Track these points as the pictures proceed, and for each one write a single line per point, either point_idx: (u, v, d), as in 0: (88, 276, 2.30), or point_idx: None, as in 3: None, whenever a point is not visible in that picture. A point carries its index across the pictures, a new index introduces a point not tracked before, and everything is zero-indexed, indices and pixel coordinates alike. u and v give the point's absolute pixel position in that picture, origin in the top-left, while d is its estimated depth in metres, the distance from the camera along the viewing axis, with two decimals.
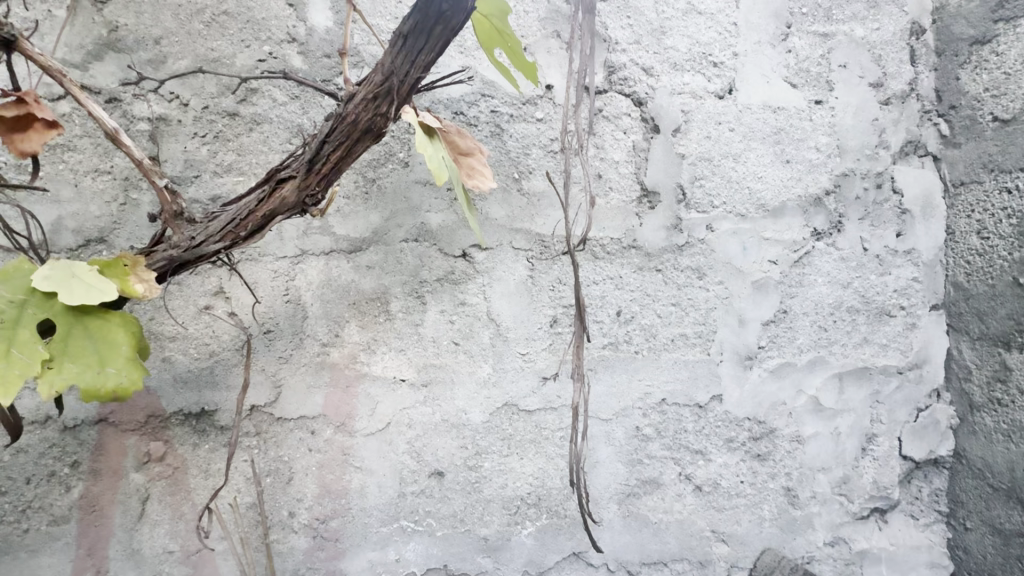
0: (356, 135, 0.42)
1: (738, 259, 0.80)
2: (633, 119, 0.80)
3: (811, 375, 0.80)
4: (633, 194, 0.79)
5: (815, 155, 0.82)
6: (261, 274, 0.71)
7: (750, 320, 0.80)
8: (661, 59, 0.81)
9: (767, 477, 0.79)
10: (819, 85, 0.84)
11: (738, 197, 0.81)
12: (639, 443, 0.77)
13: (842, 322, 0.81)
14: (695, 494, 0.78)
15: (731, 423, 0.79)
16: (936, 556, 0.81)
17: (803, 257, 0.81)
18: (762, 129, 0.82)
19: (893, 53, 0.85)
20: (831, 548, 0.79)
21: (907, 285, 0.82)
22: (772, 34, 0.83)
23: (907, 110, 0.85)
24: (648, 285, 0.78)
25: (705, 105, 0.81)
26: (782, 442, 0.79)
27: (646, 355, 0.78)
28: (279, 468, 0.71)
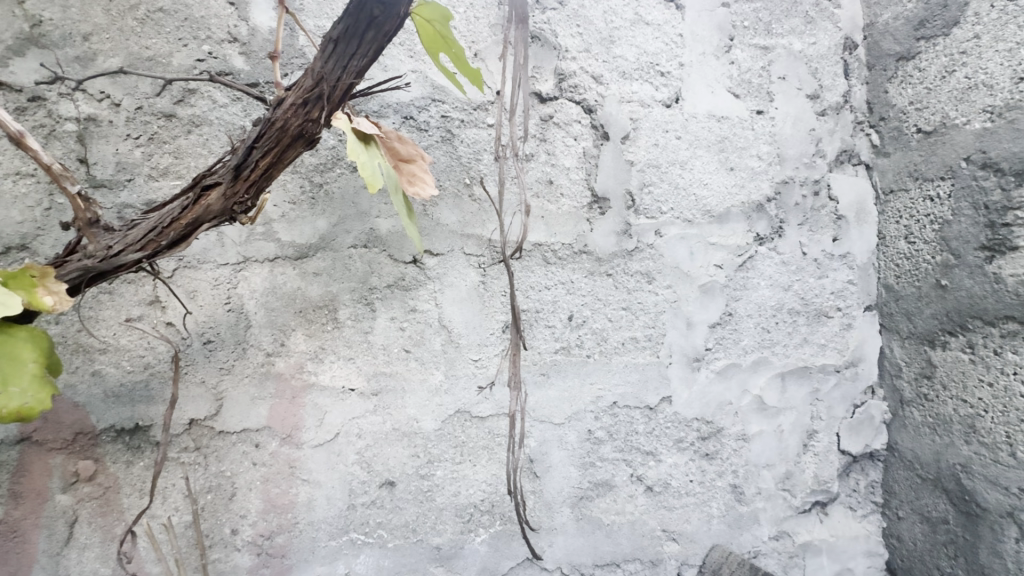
0: (286, 142, 0.41)
1: (685, 263, 0.82)
2: (583, 126, 0.81)
3: (755, 375, 0.83)
4: (584, 201, 0.81)
5: (757, 163, 0.86)
6: (201, 282, 0.68)
7: (698, 323, 0.82)
8: (610, 68, 0.83)
9: (715, 475, 0.81)
10: (761, 95, 0.87)
11: (685, 204, 0.83)
12: (592, 446, 0.78)
13: (784, 323, 0.84)
14: (646, 494, 0.79)
15: (681, 424, 0.81)
16: (874, 546, 0.85)
17: (747, 261, 0.84)
18: (707, 137, 0.85)
19: (828, 66, 0.89)
20: (775, 542, 0.82)
21: (843, 288, 0.86)
22: (715, 46, 0.87)
23: (842, 121, 0.89)
24: (599, 290, 0.80)
25: (653, 113, 0.83)
26: (729, 440, 0.82)
27: (598, 359, 0.79)
28: (221, 484, 0.68)
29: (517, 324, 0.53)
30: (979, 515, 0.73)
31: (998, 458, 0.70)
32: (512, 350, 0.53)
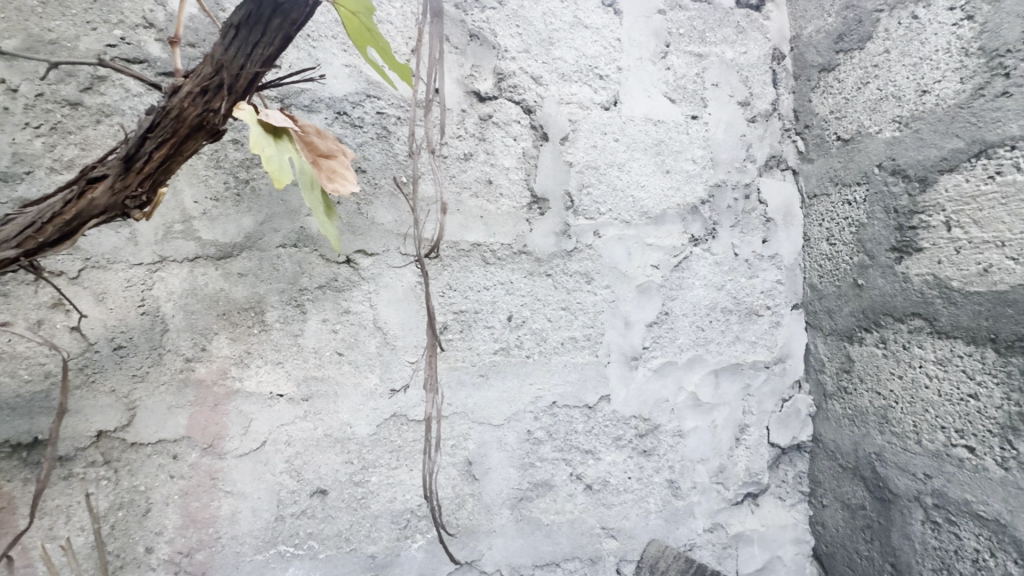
0: (183, 133, 0.38)
1: (623, 264, 0.84)
2: (522, 126, 0.81)
3: (690, 372, 0.85)
4: (523, 201, 0.81)
5: (691, 166, 0.88)
6: (111, 282, 0.64)
7: (635, 322, 0.83)
8: (550, 69, 0.83)
9: (652, 471, 0.83)
10: (695, 101, 0.90)
11: (623, 205, 0.84)
12: (531, 446, 0.78)
13: (717, 321, 0.87)
14: (586, 492, 0.80)
15: (619, 422, 0.82)
16: (801, 533, 0.89)
17: (682, 261, 0.86)
18: (644, 140, 0.87)
19: (757, 75, 0.93)
20: (709, 534, 0.85)
21: (772, 287, 0.90)
22: (652, 52, 0.89)
23: (771, 127, 0.93)
24: (538, 290, 0.80)
25: (592, 116, 0.85)
26: (665, 437, 0.84)
27: (537, 359, 0.79)
28: (134, 499, 0.63)
29: (433, 326, 0.52)
30: (890, 500, 0.75)
31: (906, 446, 0.73)
32: (427, 353, 0.52)
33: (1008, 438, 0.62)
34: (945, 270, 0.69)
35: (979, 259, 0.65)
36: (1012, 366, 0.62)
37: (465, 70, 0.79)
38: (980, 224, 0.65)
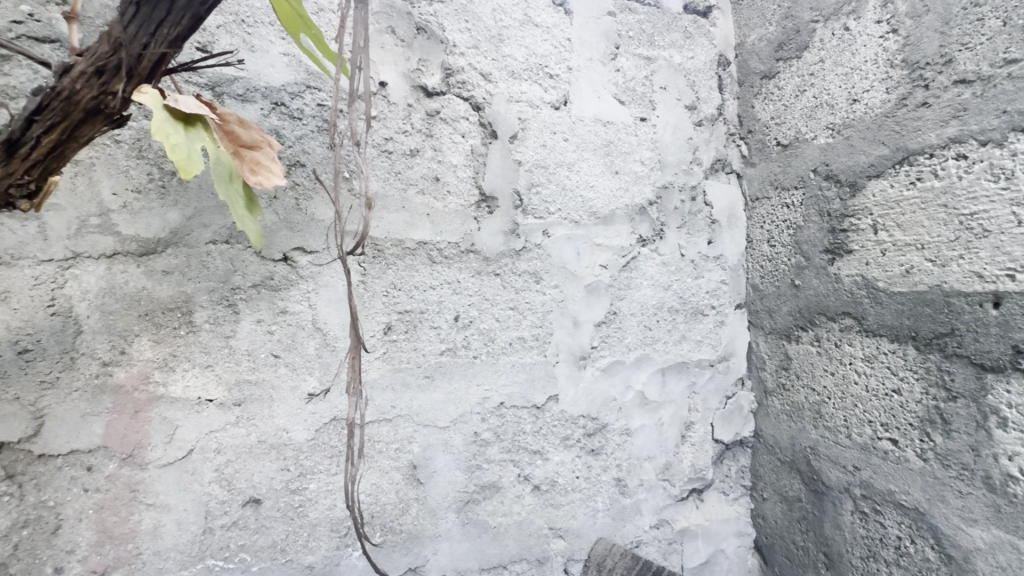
0: (76, 117, 0.36)
1: (572, 263, 0.84)
2: (470, 123, 0.80)
3: (637, 371, 0.86)
4: (471, 199, 0.79)
5: (640, 167, 0.90)
6: (16, 280, 0.58)
7: (584, 321, 0.84)
8: (499, 67, 0.82)
9: (600, 470, 0.83)
10: (644, 103, 0.91)
11: (572, 205, 0.84)
12: (478, 448, 0.77)
13: (664, 321, 0.88)
14: (533, 493, 0.79)
15: (567, 422, 0.82)
16: (743, 526, 0.92)
17: (630, 261, 0.87)
18: (594, 140, 0.87)
19: (704, 80, 0.96)
20: (656, 530, 0.86)
21: (717, 287, 0.93)
22: (602, 53, 0.90)
23: (717, 131, 0.96)
24: (486, 289, 0.79)
25: (542, 115, 0.84)
26: (613, 435, 0.84)
27: (485, 359, 0.78)
28: (41, 516, 0.58)
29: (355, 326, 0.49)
30: (824, 491, 0.78)
31: (838, 439, 0.76)
32: (351, 354, 0.50)
33: (927, 431, 0.64)
34: (872, 270, 0.71)
35: (902, 260, 0.66)
36: (930, 363, 0.63)
37: (411, 64, 0.77)
38: (903, 227, 0.67)
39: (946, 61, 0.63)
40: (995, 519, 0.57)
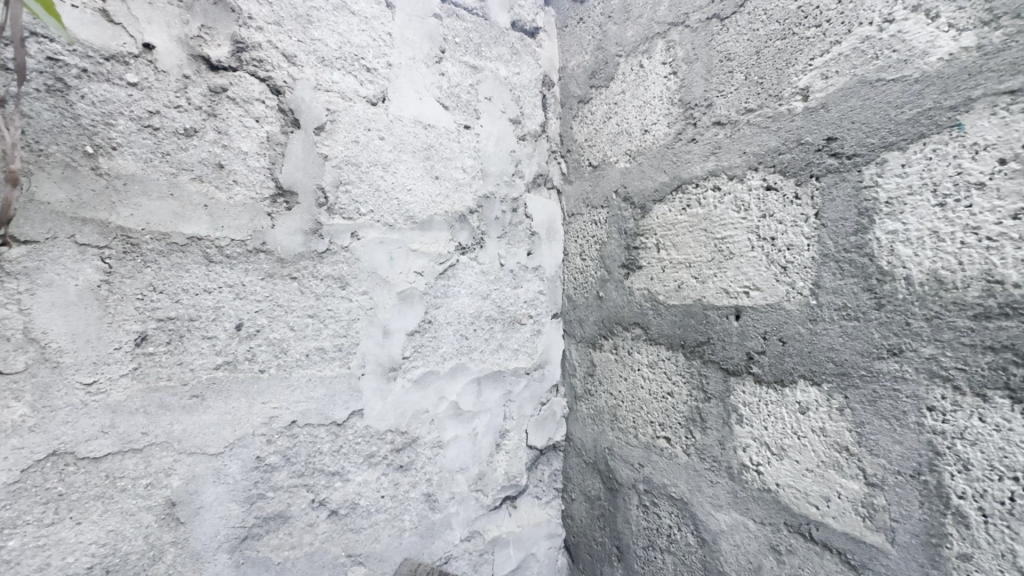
0: None
1: (383, 269, 0.79)
2: (267, 107, 0.71)
3: (451, 381, 0.85)
4: (266, 192, 0.71)
5: (461, 175, 0.89)
6: None
7: (394, 331, 0.79)
8: (307, 50, 0.75)
9: (408, 487, 0.79)
10: (468, 111, 0.91)
11: (386, 207, 0.80)
12: (261, 475, 0.67)
13: (481, 330, 0.89)
14: (329, 519, 0.72)
15: (372, 438, 0.76)
16: (553, 528, 0.96)
17: (448, 269, 0.86)
18: (413, 142, 0.84)
19: (528, 97, 1.00)
20: (466, 543, 0.85)
21: (534, 297, 0.96)
22: (426, 54, 0.87)
23: (539, 148, 1.01)
24: (279, 294, 0.70)
25: (355, 109, 0.78)
26: (423, 449, 0.81)
27: (274, 373, 0.69)
28: None
29: None
30: (617, 489, 0.85)
31: (628, 439, 0.83)
32: None
33: (690, 428, 0.71)
34: (655, 285, 0.78)
35: (675, 276, 0.74)
36: (694, 368, 0.71)
37: (190, 29, 0.66)
38: (677, 247, 0.75)
39: (708, 104, 0.71)
40: (734, 503, 0.65)
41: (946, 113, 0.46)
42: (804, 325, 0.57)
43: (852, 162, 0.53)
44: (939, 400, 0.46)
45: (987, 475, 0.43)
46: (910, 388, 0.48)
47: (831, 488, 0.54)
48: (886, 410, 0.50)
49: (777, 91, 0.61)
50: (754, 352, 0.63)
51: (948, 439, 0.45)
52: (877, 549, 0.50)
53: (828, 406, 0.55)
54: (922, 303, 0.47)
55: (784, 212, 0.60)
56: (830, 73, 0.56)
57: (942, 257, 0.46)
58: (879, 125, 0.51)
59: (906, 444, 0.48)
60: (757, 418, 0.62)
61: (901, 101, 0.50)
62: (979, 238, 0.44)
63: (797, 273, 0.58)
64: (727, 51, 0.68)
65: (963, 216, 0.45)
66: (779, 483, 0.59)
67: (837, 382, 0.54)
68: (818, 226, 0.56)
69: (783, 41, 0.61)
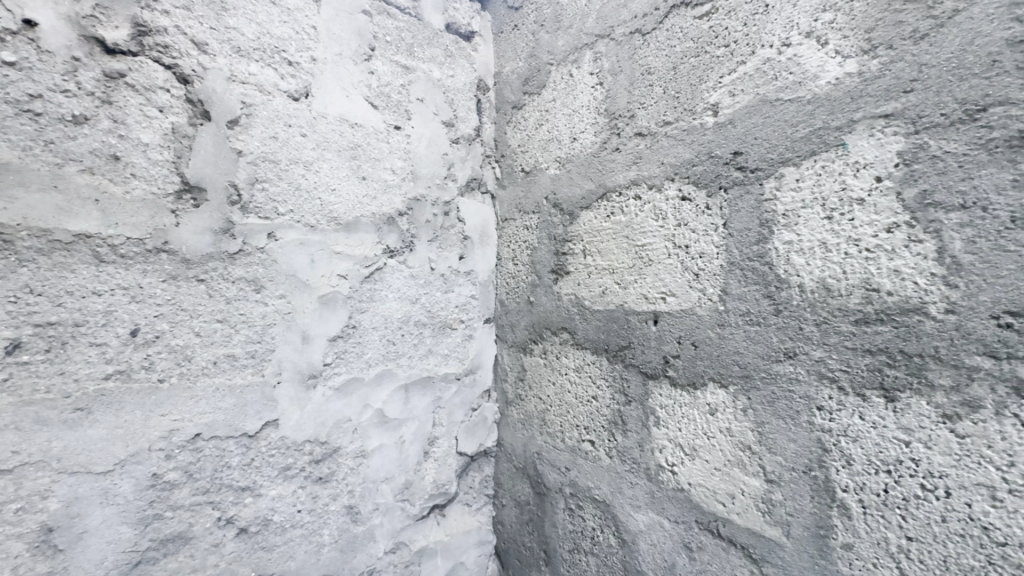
0: None
1: (303, 272, 0.76)
2: (172, 97, 0.66)
3: (376, 388, 0.82)
4: (170, 188, 0.66)
5: (390, 176, 0.87)
6: None
7: (315, 337, 0.76)
8: (220, 39, 0.71)
9: (328, 500, 0.76)
10: (398, 112, 0.90)
11: (307, 207, 0.77)
12: (159, 494, 0.62)
13: (409, 335, 0.87)
14: (238, 538, 0.68)
15: (288, 449, 0.73)
16: (483, 535, 0.96)
17: (374, 273, 0.83)
18: (338, 141, 0.81)
19: (462, 100, 1.00)
20: (391, 555, 0.82)
21: (466, 302, 0.95)
22: (354, 51, 0.85)
23: (473, 152, 1.00)
24: (184, 298, 0.65)
25: (274, 103, 0.75)
26: (345, 459, 0.78)
27: (176, 383, 0.64)
28: None
29: None
30: (545, 493, 0.85)
31: (556, 443, 0.83)
32: None
33: (612, 431, 0.73)
34: (581, 290, 0.80)
35: (600, 282, 0.76)
36: (616, 372, 0.72)
37: (82, 7, 0.60)
38: (601, 254, 0.76)
39: (631, 115, 0.73)
40: (651, 504, 0.67)
41: (833, 133, 0.50)
42: (713, 330, 0.60)
43: (755, 176, 0.57)
44: (827, 400, 0.49)
45: (866, 469, 0.46)
46: (803, 389, 0.51)
47: (736, 486, 0.57)
48: (783, 410, 0.53)
49: (691, 106, 0.64)
50: (670, 356, 0.65)
51: (834, 437, 0.48)
52: (774, 542, 0.53)
53: (734, 407, 0.57)
54: (813, 309, 0.50)
55: (696, 222, 0.62)
56: (737, 91, 0.59)
57: (829, 267, 0.49)
58: (778, 141, 0.55)
59: (799, 442, 0.51)
60: (672, 420, 0.64)
61: (796, 120, 0.53)
62: (859, 249, 0.47)
63: (708, 280, 0.61)
64: (648, 65, 0.71)
65: (847, 229, 0.48)
66: (691, 483, 0.62)
67: (742, 385, 0.57)
68: (726, 236, 0.59)
69: (696, 58, 0.64)
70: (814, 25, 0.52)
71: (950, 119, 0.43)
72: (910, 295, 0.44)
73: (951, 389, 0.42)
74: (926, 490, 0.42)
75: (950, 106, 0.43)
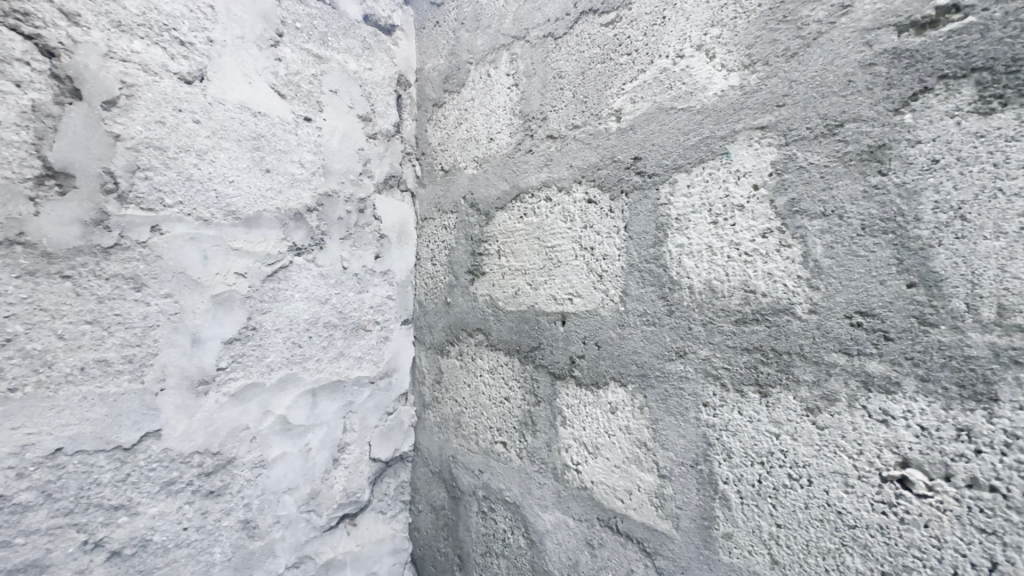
0: None
1: (194, 269, 0.70)
2: (33, 70, 0.59)
3: (279, 393, 0.78)
4: (29, 172, 0.58)
5: (298, 170, 0.83)
6: None
7: (207, 339, 0.71)
8: (96, 11, 0.64)
9: (220, 515, 0.71)
10: (308, 103, 0.85)
11: (200, 199, 0.71)
12: (7, 519, 0.55)
13: (318, 337, 0.83)
14: (109, 563, 0.61)
15: (173, 462, 0.67)
16: (398, 543, 0.93)
17: (278, 271, 0.78)
18: (237, 130, 0.76)
19: (381, 94, 0.97)
20: (294, 570, 0.78)
21: (381, 302, 0.92)
22: (258, 35, 0.80)
23: (392, 148, 0.98)
24: (45, 296, 0.58)
25: (161, 85, 0.69)
26: (241, 470, 0.73)
27: (33, 392, 0.57)
28: None
29: None
30: (459, 496, 0.84)
31: (470, 446, 0.82)
32: None
33: (523, 432, 0.73)
34: (495, 291, 0.79)
35: (513, 283, 0.76)
36: (527, 372, 0.73)
37: None
38: (514, 254, 0.76)
39: (543, 118, 0.74)
40: (558, 503, 0.67)
41: (719, 142, 0.52)
42: (614, 330, 0.61)
43: (652, 181, 0.58)
44: (711, 396, 0.51)
45: (743, 461, 0.49)
46: (691, 386, 0.53)
47: (633, 483, 0.58)
48: (674, 407, 0.55)
49: (597, 110, 0.66)
50: (576, 356, 0.66)
51: (717, 431, 0.51)
52: (665, 536, 0.55)
53: (632, 405, 0.59)
54: (700, 310, 0.53)
55: (601, 224, 0.64)
56: (637, 98, 0.61)
57: (714, 269, 0.52)
58: (672, 148, 0.57)
59: (688, 438, 0.53)
60: (577, 419, 0.65)
61: (687, 128, 0.55)
62: (739, 252, 0.50)
63: (610, 281, 0.62)
64: (559, 69, 0.72)
65: (729, 233, 0.51)
66: (593, 481, 0.63)
67: (639, 383, 0.58)
68: (627, 238, 0.60)
69: (603, 65, 0.65)
70: (704, 39, 0.54)
71: (814, 133, 0.46)
72: (780, 296, 0.47)
73: (813, 384, 0.45)
74: (792, 479, 0.45)
75: (814, 121, 0.46)
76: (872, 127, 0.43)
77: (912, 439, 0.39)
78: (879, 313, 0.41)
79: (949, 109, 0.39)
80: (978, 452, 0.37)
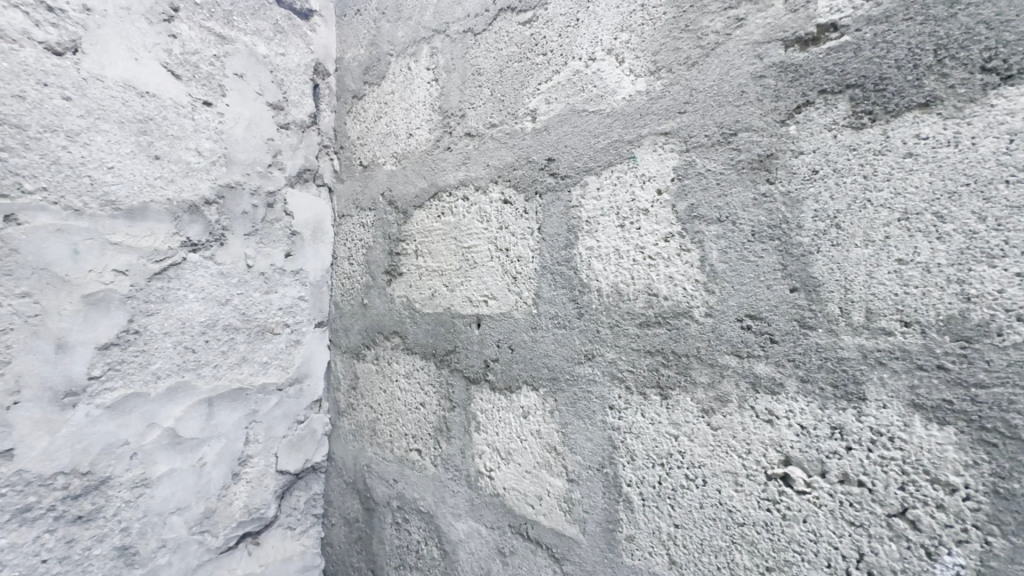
0: None
1: (60, 265, 0.62)
2: None
3: (167, 404, 0.70)
4: None
5: (195, 158, 0.75)
6: None
7: (77, 345, 0.62)
8: None
9: (90, 542, 0.63)
10: (209, 86, 0.78)
11: (70, 186, 0.63)
12: None
13: (216, 341, 0.76)
14: None
15: (29, 486, 0.58)
16: (309, 560, 0.87)
17: (168, 269, 0.71)
18: (119, 110, 0.68)
19: (295, 82, 0.91)
20: None
21: (292, 303, 0.87)
22: (147, 8, 0.72)
23: (307, 140, 0.92)
24: None
25: (21, 55, 0.60)
26: (119, 491, 0.65)
27: None
28: None
29: None
30: (373, 508, 0.80)
31: (385, 454, 0.79)
32: None
33: (437, 438, 0.70)
34: (412, 292, 0.76)
35: (429, 284, 0.73)
36: (442, 376, 0.70)
37: None
38: (431, 254, 0.74)
39: (461, 115, 0.72)
40: (470, 511, 0.65)
41: (626, 147, 0.53)
42: (527, 333, 0.60)
43: (565, 183, 0.58)
44: (617, 399, 0.51)
45: (645, 463, 0.49)
46: (599, 390, 0.53)
47: (543, 488, 0.57)
48: (582, 410, 0.54)
49: (514, 109, 0.65)
50: (490, 360, 0.64)
51: (622, 434, 0.51)
52: (573, 540, 0.54)
53: (543, 409, 0.58)
54: (608, 313, 0.53)
55: (516, 225, 0.63)
56: (551, 99, 0.60)
57: (621, 273, 0.52)
58: (583, 150, 0.57)
59: (595, 441, 0.53)
60: (491, 424, 0.63)
61: (598, 131, 0.55)
62: (643, 256, 0.50)
63: (524, 283, 0.61)
64: (478, 66, 0.70)
65: (635, 237, 0.51)
66: (505, 487, 0.61)
67: (550, 387, 0.58)
68: (540, 240, 0.60)
69: (519, 64, 0.64)
70: (614, 43, 0.55)
71: (711, 140, 0.47)
72: (680, 300, 0.48)
73: (708, 386, 0.46)
74: (689, 480, 0.46)
75: (712, 129, 0.47)
76: (763, 137, 0.44)
77: (793, 438, 0.41)
78: (766, 316, 0.43)
79: (827, 123, 0.41)
80: (849, 448, 0.38)
